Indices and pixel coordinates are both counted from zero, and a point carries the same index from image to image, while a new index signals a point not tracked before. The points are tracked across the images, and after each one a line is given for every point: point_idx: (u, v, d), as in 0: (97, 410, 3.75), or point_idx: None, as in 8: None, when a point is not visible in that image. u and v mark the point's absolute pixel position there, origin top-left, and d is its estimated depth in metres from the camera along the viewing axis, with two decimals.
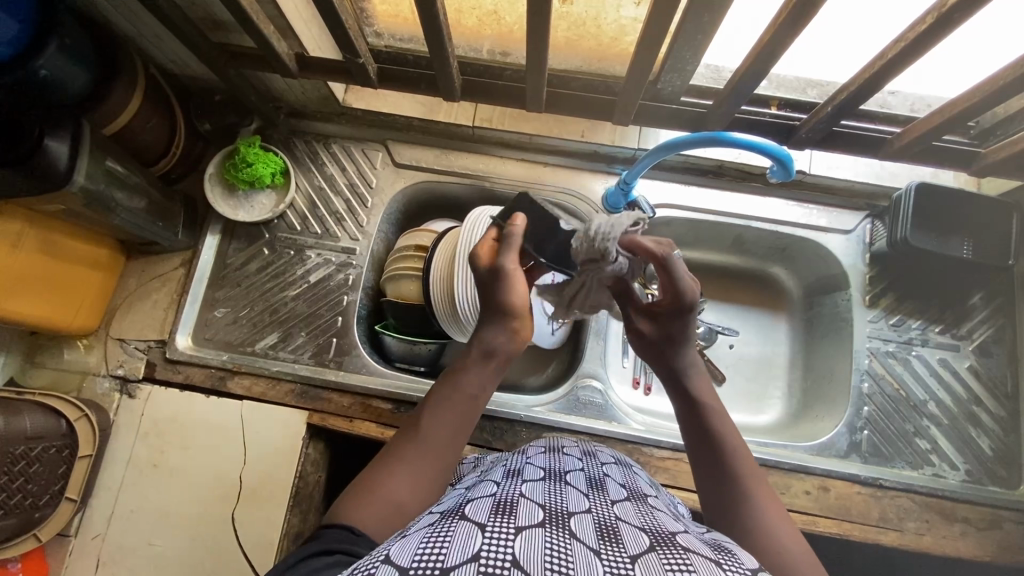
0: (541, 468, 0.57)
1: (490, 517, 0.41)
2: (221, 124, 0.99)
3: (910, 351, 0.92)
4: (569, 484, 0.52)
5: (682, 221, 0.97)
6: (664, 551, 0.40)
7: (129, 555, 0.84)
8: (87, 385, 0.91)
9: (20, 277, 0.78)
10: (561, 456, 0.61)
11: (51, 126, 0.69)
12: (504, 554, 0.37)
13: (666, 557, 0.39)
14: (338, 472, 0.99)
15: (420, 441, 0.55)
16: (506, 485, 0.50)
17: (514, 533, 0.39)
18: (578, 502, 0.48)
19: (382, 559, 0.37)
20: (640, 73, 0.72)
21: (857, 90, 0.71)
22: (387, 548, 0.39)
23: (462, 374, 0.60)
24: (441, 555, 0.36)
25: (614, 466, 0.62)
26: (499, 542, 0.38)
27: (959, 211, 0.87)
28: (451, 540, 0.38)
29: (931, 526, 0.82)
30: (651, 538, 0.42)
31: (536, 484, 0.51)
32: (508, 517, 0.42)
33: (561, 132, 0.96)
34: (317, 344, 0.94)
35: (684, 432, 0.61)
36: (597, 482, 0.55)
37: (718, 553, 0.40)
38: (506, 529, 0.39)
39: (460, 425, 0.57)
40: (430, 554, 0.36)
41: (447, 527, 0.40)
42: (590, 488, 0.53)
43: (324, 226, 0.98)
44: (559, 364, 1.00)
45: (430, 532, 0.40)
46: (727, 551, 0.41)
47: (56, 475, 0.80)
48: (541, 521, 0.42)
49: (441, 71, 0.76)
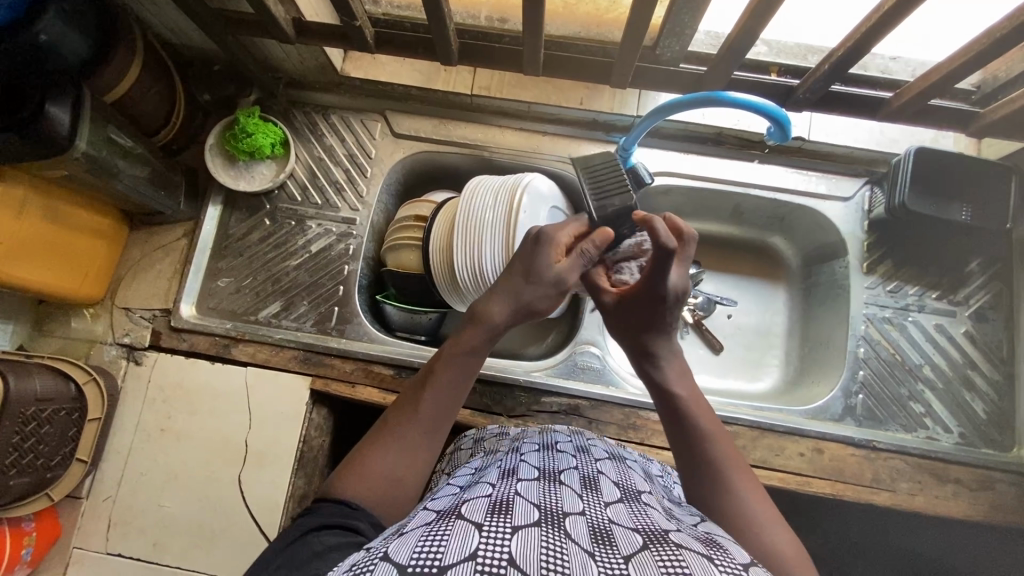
0: (536, 468, 0.58)
1: (487, 516, 0.43)
2: (220, 95, 1.00)
3: (907, 317, 0.92)
4: (564, 484, 0.54)
5: (681, 189, 0.97)
6: (657, 549, 0.41)
7: (140, 516, 0.86)
8: (95, 352, 0.93)
9: (24, 241, 0.78)
10: (556, 456, 0.63)
11: (54, 93, 0.69)
12: (502, 553, 0.38)
13: (661, 555, 0.40)
14: (343, 438, 1.01)
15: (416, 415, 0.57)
16: (501, 484, 0.52)
17: (510, 533, 0.40)
18: (573, 502, 0.49)
19: (380, 556, 0.38)
20: (636, 36, 0.72)
21: (854, 46, 0.71)
22: (385, 546, 0.40)
23: (458, 350, 0.60)
24: (439, 554, 0.37)
25: (607, 464, 0.63)
26: (496, 541, 0.39)
27: (959, 176, 0.87)
28: (449, 539, 0.39)
29: (923, 487, 0.84)
30: (645, 537, 0.43)
31: (531, 483, 0.52)
32: (504, 517, 0.43)
33: (559, 100, 0.96)
34: (319, 311, 0.95)
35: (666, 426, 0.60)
36: (591, 481, 0.56)
37: (710, 548, 0.42)
38: (502, 529, 0.41)
39: (455, 396, 0.59)
40: (428, 552, 0.37)
41: (444, 527, 0.42)
42: (584, 488, 0.54)
43: (324, 196, 0.99)
44: (558, 334, 1.01)
45: (426, 531, 0.41)
46: (719, 546, 0.43)
47: (66, 438, 0.81)
48: (537, 521, 0.43)
49: (439, 34, 0.76)
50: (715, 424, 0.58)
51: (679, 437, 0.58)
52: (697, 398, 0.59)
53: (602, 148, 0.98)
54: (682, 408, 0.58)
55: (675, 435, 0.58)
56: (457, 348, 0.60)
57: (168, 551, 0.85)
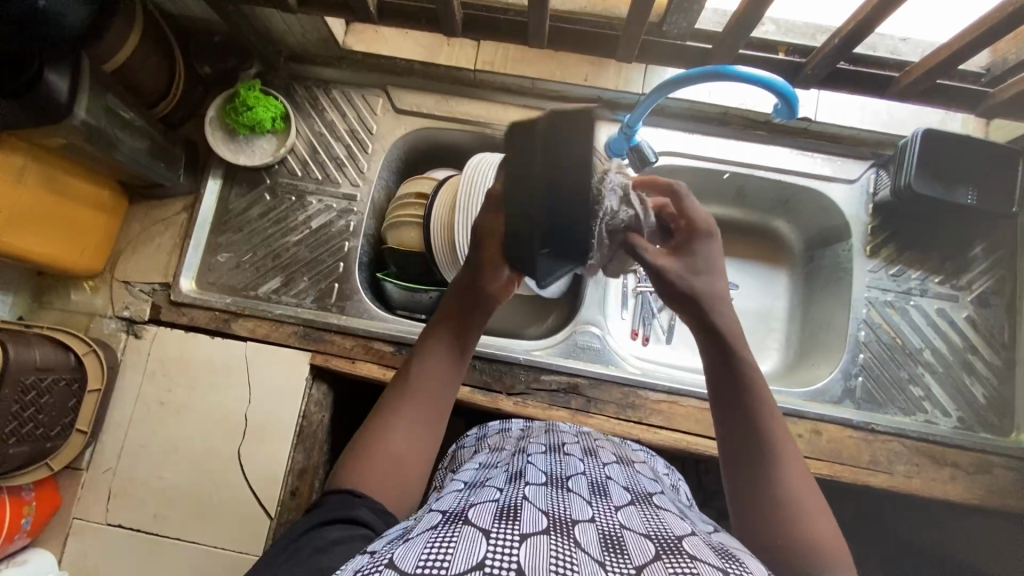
0: (543, 472, 0.58)
1: (495, 523, 0.43)
2: (220, 68, 0.99)
3: (909, 301, 0.92)
4: (572, 491, 0.53)
5: (686, 169, 0.96)
6: (669, 560, 0.41)
7: (140, 488, 0.87)
8: (94, 325, 0.93)
9: (23, 210, 0.78)
10: (563, 460, 0.62)
11: (51, 58, 0.68)
12: (510, 561, 0.38)
13: (672, 566, 0.40)
14: (342, 415, 1.01)
15: (408, 400, 0.58)
16: (509, 490, 0.52)
17: (519, 540, 0.40)
18: (582, 510, 0.49)
19: (386, 562, 0.38)
20: (643, 9, 0.71)
21: (864, 19, 0.70)
22: (391, 550, 0.40)
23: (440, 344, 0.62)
24: (447, 561, 0.37)
25: (614, 467, 0.63)
26: (504, 549, 0.39)
27: (966, 158, 0.86)
28: (457, 546, 0.39)
29: (920, 469, 0.84)
30: (656, 545, 0.43)
31: (539, 489, 0.52)
32: (513, 523, 0.43)
33: (563, 75, 0.95)
34: (319, 288, 0.95)
35: (716, 396, 0.59)
36: (600, 488, 0.56)
37: (724, 561, 0.41)
38: (511, 536, 0.40)
39: (449, 371, 0.61)
40: (435, 559, 0.37)
41: (452, 532, 0.41)
42: (593, 495, 0.53)
43: (325, 171, 0.98)
44: (558, 315, 1.01)
45: (434, 536, 0.41)
46: (734, 559, 0.42)
47: (66, 408, 0.82)
48: (545, 528, 0.43)
49: (443, 3, 0.74)
50: (775, 412, 0.57)
51: (731, 413, 0.57)
52: (758, 378, 0.58)
53: (607, 126, 0.97)
54: (744, 385, 0.58)
55: (726, 407, 0.58)
56: (450, 322, 0.63)
57: (167, 522, 0.86)
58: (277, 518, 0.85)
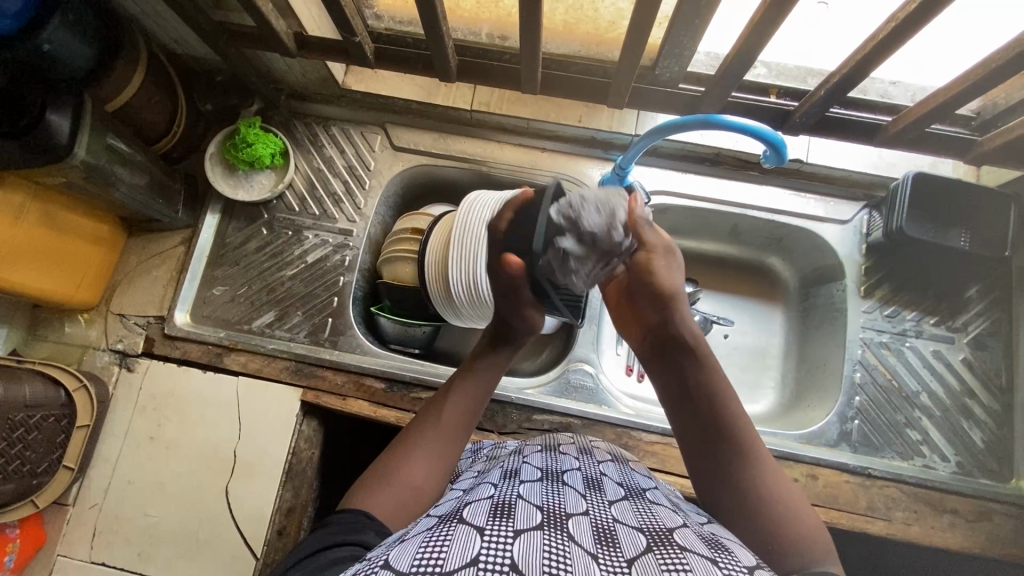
0: (538, 469, 0.57)
1: (489, 520, 0.42)
2: (222, 105, 1.01)
3: (904, 342, 0.92)
4: (567, 485, 0.52)
5: (679, 209, 0.97)
6: (660, 552, 0.40)
7: (125, 525, 0.85)
8: (87, 358, 0.93)
9: (22, 247, 0.79)
10: (558, 457, 0.61)
11: (53, 100, 0.70)
12: (503, 558, 0.37)
13: (663, 558, 0.39)
14: (333, 450, 1.00)
15: (434, 430, 0.60)
16: (504, 486, 0.51)
17: (512, 536, 0.39)
18: (576, 503, 0.48)
19: (381, 564, 0.37)
20: (634, 58, 0.72)
21: (849, 71, 0.71)
22: (386, 553, 0.39)
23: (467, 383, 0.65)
24: (441, 558, 0.36)
25: (609, 464, 0.62)
26: (498, 545, 0.38)
27: (958, 202, 0.87)
28: (450, 543, 0.38)
29: (919, 517, 0.82)
30: (648, 537, 0.43)
31: (534, 485, 0.51)
32: (506, 520, 0.42)
33: (558, 117, 0.96)
34: (313, 323, 0.95)
35: (691, 410, 0.60)
36: (594, 482, 0.55)
37: (714, 551, 0.41)
38: (505, 532, 0.40)
39: (473, 411, 0.63)
40: (429, 558, 0.37)
41: (445, 531, 0.41)
42: (586, 488, 0.52)
43: (322, 207, 0.99)
44: (553, 350, 1.01)
45: (428, 536, 0.40)
46: (723, 548, 0.42)
47: (55, 444, 0.81)
48: (539, 524, 0.42)
49: (437, 51, 0.76)
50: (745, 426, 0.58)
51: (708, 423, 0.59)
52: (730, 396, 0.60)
53: (601, 165, 0.99)
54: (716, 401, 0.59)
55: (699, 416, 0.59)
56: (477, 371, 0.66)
57: (152, 562, 0.84)
58: (262, 558, 0.84)
